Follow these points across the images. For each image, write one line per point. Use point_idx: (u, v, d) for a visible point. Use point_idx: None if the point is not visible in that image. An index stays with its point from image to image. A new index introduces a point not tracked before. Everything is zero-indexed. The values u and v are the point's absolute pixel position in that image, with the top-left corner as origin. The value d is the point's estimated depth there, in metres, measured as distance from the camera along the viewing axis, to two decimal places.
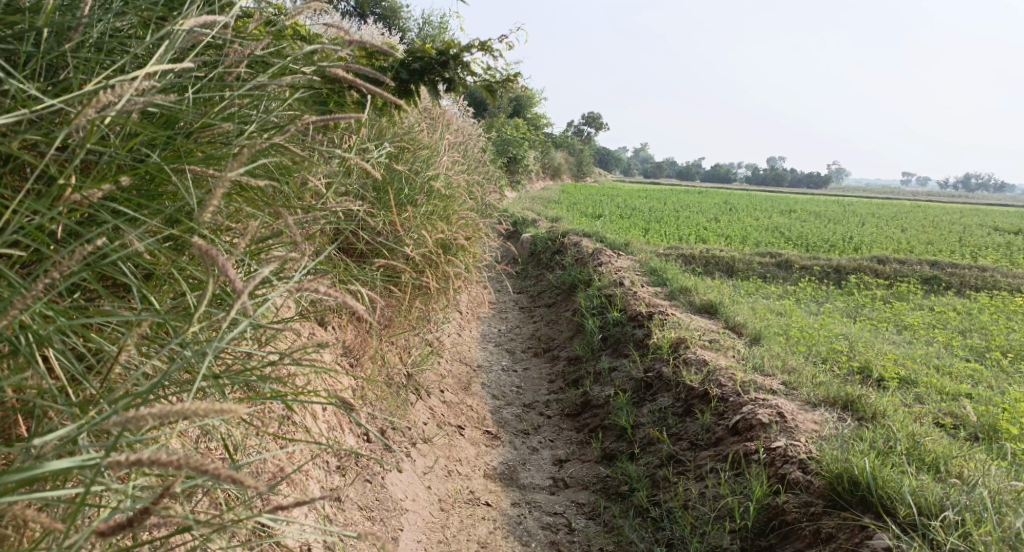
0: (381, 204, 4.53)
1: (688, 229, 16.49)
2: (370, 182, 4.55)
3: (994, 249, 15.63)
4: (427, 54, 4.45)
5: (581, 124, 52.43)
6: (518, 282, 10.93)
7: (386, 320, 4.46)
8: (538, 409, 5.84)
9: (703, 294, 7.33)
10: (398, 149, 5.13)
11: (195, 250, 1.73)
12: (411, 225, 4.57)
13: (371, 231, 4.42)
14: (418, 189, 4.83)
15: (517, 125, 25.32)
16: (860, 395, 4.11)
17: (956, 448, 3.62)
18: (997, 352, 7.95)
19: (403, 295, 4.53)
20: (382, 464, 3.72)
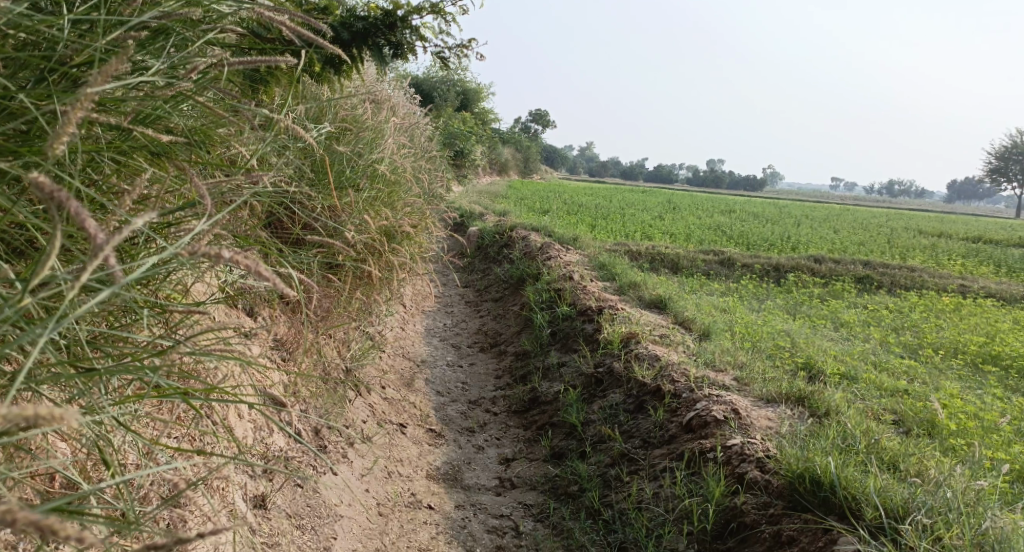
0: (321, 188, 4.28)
1: (633, 226, 16.53)
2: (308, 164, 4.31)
3: (922, 250, 16.09)
4: (372, 14, 4.29)
5: (527, 121, 52.45)
6: (464, 276, 10.74)
7: (323, 312, 4.22)
8: (483, 407, 5.66)
9: (651, 289, 7.26)
10: (341, 130, 4.91)
11: (34, 190, 1.42)
12: (352, 211, 4.34)
13: (309, 216, 4.17)
14: (361, 172, 4.62)
15: (464, 118, 25.07)
16: (812, 391, 4.05)
17: (909, 445, 3.59)
18: (928, 347, 8.11)
19: (343, 286, 4.30)
20: (316, 466, 3.49)
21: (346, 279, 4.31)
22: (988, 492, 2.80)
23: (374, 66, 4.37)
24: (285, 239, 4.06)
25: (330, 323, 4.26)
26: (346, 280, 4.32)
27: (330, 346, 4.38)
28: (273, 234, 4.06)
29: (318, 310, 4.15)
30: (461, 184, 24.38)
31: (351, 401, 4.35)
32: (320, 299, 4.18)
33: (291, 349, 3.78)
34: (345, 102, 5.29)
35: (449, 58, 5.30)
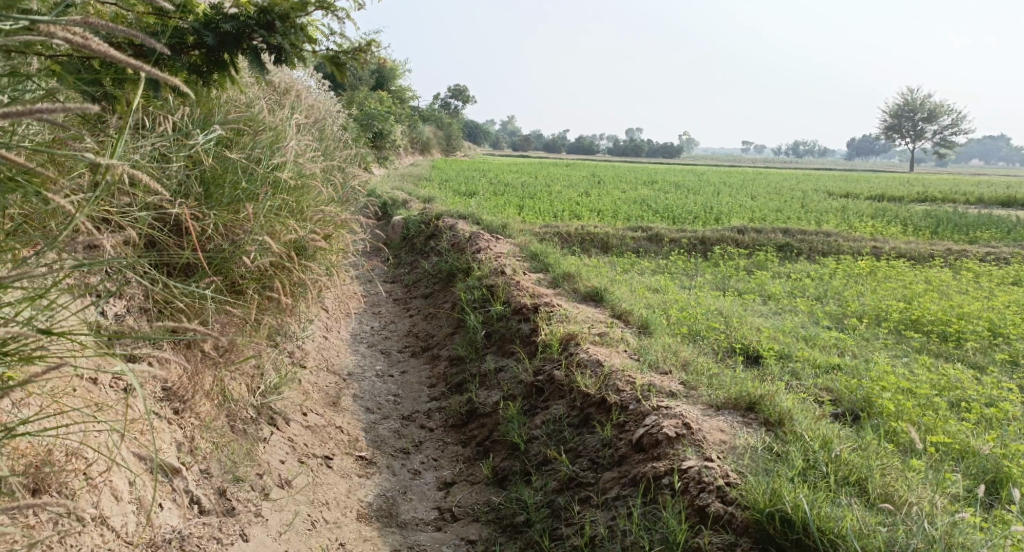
0: (216, 207, 3.90)
1: (560, 204, 16.30)
2: (198, 178, 3.92)
3: (836, 213, 16.35)
4: (245, 11, 3.45)
5: (446, 98, 51.65)
6: (390, 270, 10.34)
7: (226, 345, 3.84)
8: (418, 424, 5.38)
9: (586, 280, 7.02)
10: (235, 134, 4.45)
11: None
12: (255, 228, 3.94)
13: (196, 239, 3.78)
14: (260, 181, 4.18)
15: (381, 99, 24.32)
16: (762, 393, 3.88)
17: (867, 450, 3.46)
18: (854, 314, 8.08)
19: (247, 313, 3.93)
20: (222, 535, 3.16)
21: (251, 302, 3.94)
22: (966, 525, 2.78)
23: (252, 73, 3.57)
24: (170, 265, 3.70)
25: (237, 357, 3.88)
26: (251, 304, 3.95)
27: (239, 381, 3.99)
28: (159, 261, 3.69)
29: (221, 343, 3.78)
30: (382, 167, 23.69)
31: (266, 441, 4.00)
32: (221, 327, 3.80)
33: (183, 391, 3.40)
34: (239, 102, 4.81)
35: (343, 69, 4.67)
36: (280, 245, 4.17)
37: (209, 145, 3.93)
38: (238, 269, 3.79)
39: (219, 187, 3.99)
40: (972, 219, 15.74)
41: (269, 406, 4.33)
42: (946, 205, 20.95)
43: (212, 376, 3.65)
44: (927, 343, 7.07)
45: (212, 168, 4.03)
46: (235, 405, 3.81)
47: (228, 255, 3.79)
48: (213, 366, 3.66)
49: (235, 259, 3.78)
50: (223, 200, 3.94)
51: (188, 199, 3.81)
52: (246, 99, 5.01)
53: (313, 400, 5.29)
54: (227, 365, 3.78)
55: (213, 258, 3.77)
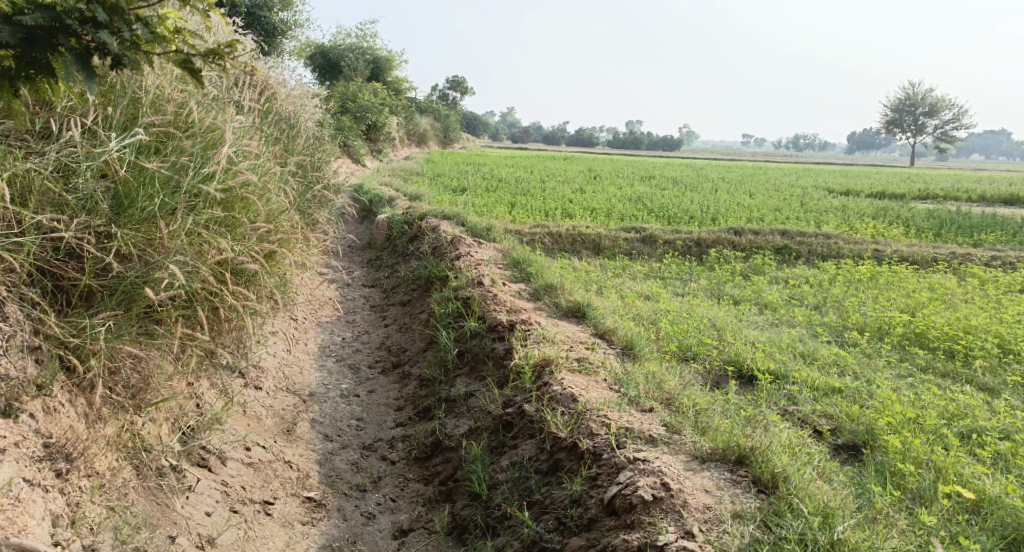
0: (129, 225, 3.73)
1: (552, 202, 15.81)
2: (108, 190, 3.77)
3: (836, 213, 15.84)
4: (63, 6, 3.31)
5: (443, 89, 51.11)
6: (371, 273, 9.86)
7: (139, 384, 3.70)
8: (378, 455, 4.96)
9: (569, 293, 6.56)
10: (160, 139, 4.24)
11: None
12: (173, 248, 3.78)
13: (98, 266, 3.61)
14: (184, 194, 4.03)
15: (375, 91, 23.75)
16: (755, 445, 3.44)
17: (866, 525, 3.06)
18: (855, 326, 7.61)
19: (166, 344, 3.78)
20: None
21: (170, 333, 3.81)
22: None
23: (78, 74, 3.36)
24: (68, 293, 3.59)
25: (151, 397, 3.72)
26: (169, 336, 3.79)
27: (153, 422, 3.79)
28: (54, 288, 3.55)
29: (131, 382, 3.66)
30: (376, 160, 23.16)
31: (192, 489, 3.79)
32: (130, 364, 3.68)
33: (69, 445, 3.27)
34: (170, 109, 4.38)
35: (199, 74, 3.67)
36: (206, 268, 3.99)
37: (126, 156, 3.80)
38: (148, 298, 3.63)
39: (134, 200, 3.81)
40: (976, 220, 15.20)
41: (202, 445, 4.06)
42: (950, 204, 20.40)
43: (118, 419, 3.56)
44: (933, 361, 6.58)
45: (126, 180, 3.85)
46: (149, 452, 3.66)
47: (136, 281, 3.64)
48: (122, 408, 3.60)
49: (145, 287, 3.63)
50: (135, 215, 3.77)
51: (94, 216, 3.66)
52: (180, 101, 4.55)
53: (263, 431, 4.85)
54: (138, 407, 3.67)
55: (118, 284, 3.62)
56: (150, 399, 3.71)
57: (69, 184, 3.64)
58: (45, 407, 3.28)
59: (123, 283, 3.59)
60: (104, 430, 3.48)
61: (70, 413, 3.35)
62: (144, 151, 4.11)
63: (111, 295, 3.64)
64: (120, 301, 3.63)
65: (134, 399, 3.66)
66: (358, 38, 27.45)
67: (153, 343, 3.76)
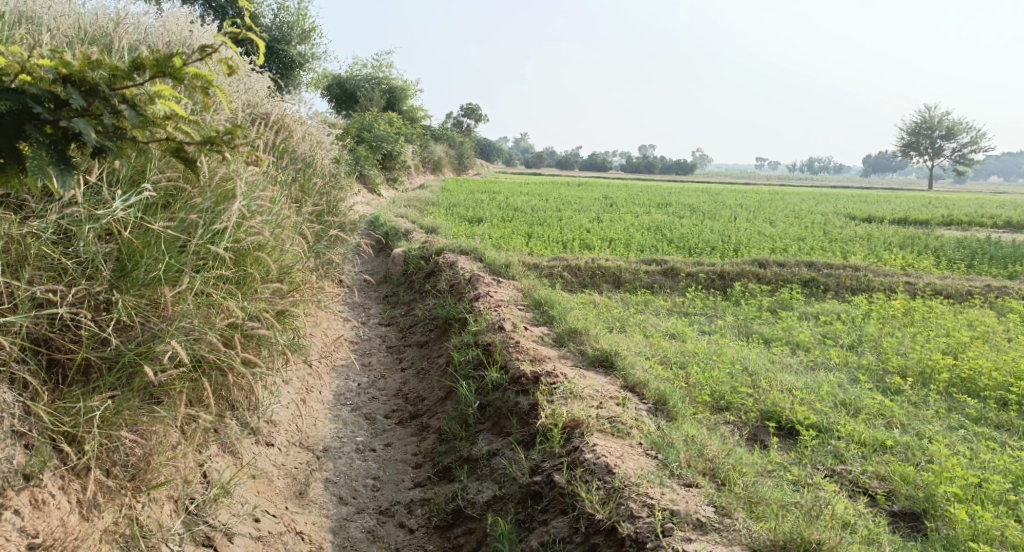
0: (131, 290, 3.55)
1: (570, 232, 15.45)
2: (111, 253, 3.59)
3: (861, 242, 15.37)
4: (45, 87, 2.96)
5: (458, 116, 51.09)
6: (386, 310, 9.54)
7: (138, 464, 3.48)
8: (396, 521, 4.61)
9: (595, 339, 6.22)
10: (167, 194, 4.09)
11: None
12: (178, 314, 3.61)
13: (96, 339, 3.41)
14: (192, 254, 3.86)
15: (390, 118, 23.57)
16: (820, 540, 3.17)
17: None
18: (897, 369, 7.17)
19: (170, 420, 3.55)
20: None
21: (173, 406, 3.61)
22: None
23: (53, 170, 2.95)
24: (64, 367, 3.38)
25: (151, 476, 3.50)
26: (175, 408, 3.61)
27: (154, 502, 3.55)
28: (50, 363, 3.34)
29: (130, 461, 3.45)
30: (391, 189, 22.96)
31: None
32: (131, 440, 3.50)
33: (56, 545, 2.99)
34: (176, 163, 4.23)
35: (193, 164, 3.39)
36: (215, 333, 3.80)
37: (131, 213, 3.62)
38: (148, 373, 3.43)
39: (137, 263, 3.62)
40: (1007, 250, 14.68)
41: (207, 524, 3.84)
42: (975, 231, 19.88)
43: (115, 504, 3.34)
44: (984, 411, 6.14)
45: (130, 241, 3.66)
46: (146, 539, 3.40)
47: (135, 355, 3.44)
48: (119, 491, 3.38)
49: (146, 360, 3.44)
50: (139, 279, 3.58)
51: (95, 282, 3.47)
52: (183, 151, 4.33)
53: (272, 495, 4.53)
54: (137, 489, 3.45)
55: (118, 358, 3.41)
56: (150, 481, 3.50)
57: (67, 255, 3.46)
58: (32, 500, 3.02)
59: (123, 358, 3.39)
60: (101, 519, 3.26)
61: (60, 504, 3.11)
62: (150, 209, 3.95)
63: (110, 370, 3.44)
64: (120, 376, 3.43)
65: (133, 480, 3.45)
66: (372, 67, 27.46)
67: (155, 417, 3.55)
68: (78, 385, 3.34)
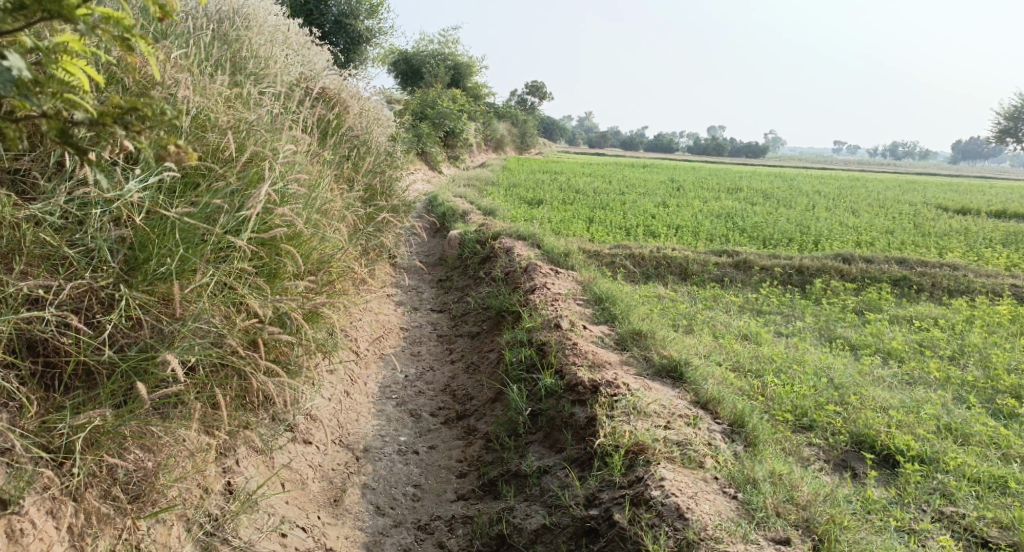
0: (142, 285, 3.27)
1: (635, 217, 14.76)
2: (123, 241, 3.32)
3: (956, 238, 14.25)
4: None
5: (524, 94, 50.39)
6: (439, 295, 9.08)
7: (141, 484, 3.17)
8: (435, 540, 4.16)
9: (662, 344, 5.63)
10: (192, 172, 3.80)
11: None
12: (191, 315, 3.31)
13: (97, 340, 3.14)
14: (211, 246, 3.55)
15: (454, 95, 23.09)
16: None
17: None
18: (1008, 388, 6.38)
19: (178, 436, 3.28)
20: None
21: (186, 415, 3.35)
22: None
23: None
24: (62, 371, 3.11)
25: (156, 499, 3.19)
26: (189, 414, 3.35)
27: (162, 522, 3.24)
28: (44, 365, 3.08)
29: (132, 481, 3.14)
30: (452, 166, 22.50)
31: None
32: (138, 452, 3.21)
33: None
34: (206, 144, 3.95)
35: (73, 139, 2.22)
36: (234, 336, 3.50)
37: (145, 202, 3.35)
38: (152, 382, 3.16)
39: (149, 255, 3.34)
40: None
41: (225, 541, 3.44)
42: None
43: (113, 530, 3.03)
44: None
45: (144, 227, 3.38)
46: None
47: (141, 361, 3.16)
48: (119, 514, 3.07)
49: (152, 366, 3.17)
50: (151, 272, 3.30)
51: (100, 276, 3.20)
52: (212, 136, 3.99)
53: (303, 503, 4.10)
54: (139, 511, 3.14)
55: (122, 363, 3.14)
56: (157, 501, 3.19)
57: (69, 248, 3.16)
58: (8, 530, 2.73)
59: (125, 365, 3.12)
60: (96, 546, 2.96)
61: (42, 534, 2.81)
62: (171, 191, 3.67)
63: (111, 372, 3.16)
64: (121, 384, 3.14)
65: (136, 501, 3.14)
66: (440, 43, 27.02)
67: (167, 429, 3.26)
68: (76, 393, 3.08)
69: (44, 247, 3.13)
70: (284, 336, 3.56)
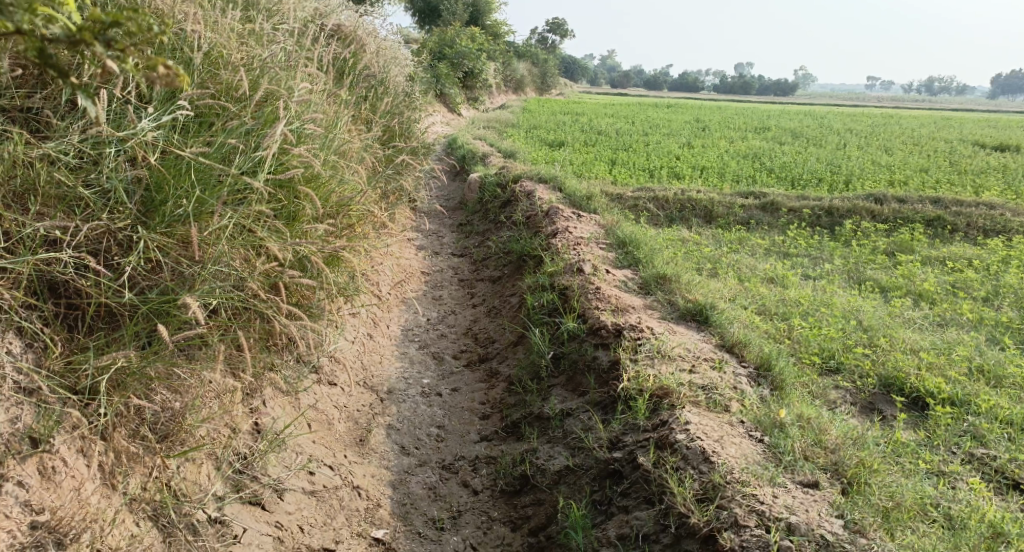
0: (161, 227, 3.23)
1: (660, 159, 14.51)
2: (139, 182, 3.27)
3: (992, 176, 13.87)
4: None
5: (545, 33, 49.34)
6: (461, 238, 9.02)
7: (169, 424, 3.18)
8: (460, 479, 4.17)
9: (687, 287, 5.55)
10: (208, 113, 3.73)
11: None
12: (212, 257, 3.27)
13: (116, 282, 3.11)
14: (229, 188, 3.49)
15: (474, 36, 22.63)
16: None
17: None
18: None
19: (202, 378, 3.27)
20: None
21: (210, 358, 3.34)
22: None
23: None
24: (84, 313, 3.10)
25: (185, 438, 3.20)
26: (213, 356, 3.34)
27: (191, 461, 3.25)
28: (66, 307, 3.07)
29: (159, 421, 3.15)
30: (473, 109, 22.19)
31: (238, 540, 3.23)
32: (165, 393, 3.21)
33: (67, 522, 2.72)
34: (221, 84, 3.87)
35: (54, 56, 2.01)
36: (255, 279, 3.46)
37: (160, 143, 3.29)
38: (175, 324, 3.14)
39: (166, 196, 3.29)
40: None
41: (254, 479, 3.48)
42: None
43: (143, 468, 3.05)
44: None
45: (160, 169, 3.33)
46: (179, 504, 3.09)
47: (162, 303, 3.14)
48: (148, 453, 3.08)
49: (174, 308, 3.15)
50: (169, 213, 3.26)
51: (117, 217, 3.16)
52: (226, 76, 3.90)
53: (330, 442, 4.12)
54: (167, 451, 3.15)
55: (143, 305, 3.12)
56: (185, 440, 3.20)
57: (86, 188, 3.12)
58: (40, 468, 2.76)
59: (147, 307, 3.10)
60: (127, 484, 2.98)
61: (74, 472, 2.84)
62: (187, 132, 3.60)
63: (132, 315, 3.14)
64: (145, 326, 3.12)
65: (164, 441, 3.15)
66: None
67: (192, 371, 3.25)
68: (99, 335, 3.06)
69: (60, 188, 3.09)
70: (305, 279, 3.53)
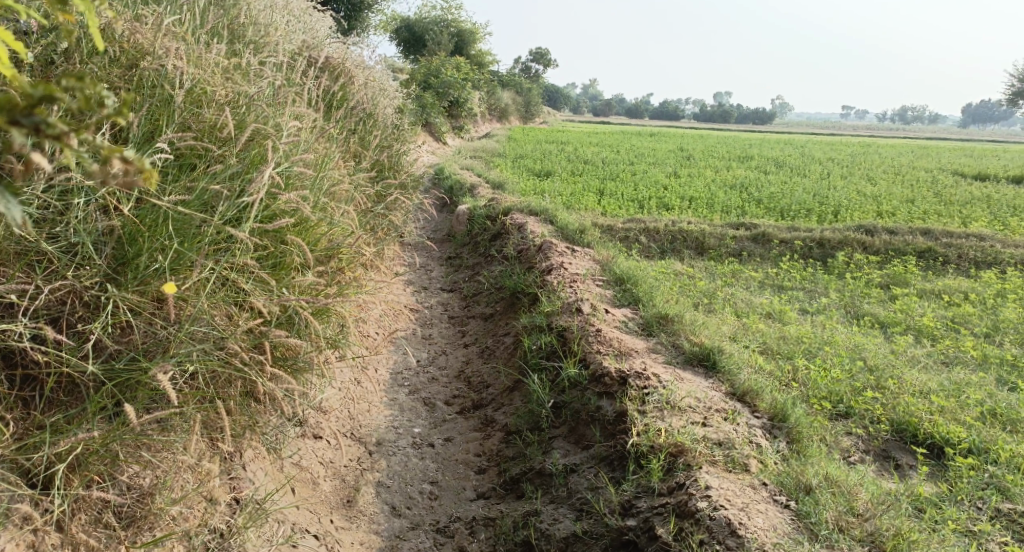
0: (133, 285, 2.97)
1: (647, 189, 14.38)
2: (110, 235, 3.01)
3: (978, 205, 13.84)
4: None
5: (528, 62, 49.57)
6: (449, 273, 8.76)
7: (135, 509, 2.89)
8: (455, 545, 3.87)
9: (690, 328, 5.32)
10: (187, 155, 3.48)
11: None
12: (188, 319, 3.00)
13: (80, 349, 2.84)
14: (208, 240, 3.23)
15: (458, 64, 22.54)
16: None
17: None
18: None
19: (174, 452, 2.99)
20: None
21: (185, 428, 3.06)
22: None
23: None
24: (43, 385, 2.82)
25: (153, 524, 2.91)
26: (188, 426, 3.05)
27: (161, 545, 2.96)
28: (23, 377, 2.79)
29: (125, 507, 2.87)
30: (457, 138, 22.04)
31: None
32: (134, 468, 2.93)
33: None
34: (202, 123, 3.62)
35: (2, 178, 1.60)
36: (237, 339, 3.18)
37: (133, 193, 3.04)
38: (144, 396, 2.86)
39: (139, 251, 3.03)
40: None
41: None
42: None
43: None
44: None
45: (133, 220, 3.07)
46: None
47: (131, 372, 2.86)
48: (111, 543, 2.80)
49: (144, 378, 2.87)
50: (141, 270, 2.99)
51: (83, 277, 2.90)
52: (208, 113, 3.66)
53: (315, 506, 3.82)
54: (133, 538, 2.87)
55: (111, 375, 2.85)
56: (154, 524, 2.92)
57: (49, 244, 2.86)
58: None
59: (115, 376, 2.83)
60: None
61: None
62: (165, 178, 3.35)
63: (98, 384, 2.87)
64: (112, 397, 2.85)
65: (131, 527, 2.87)
66: (443, 10, 26.39)
67: (164, 445, 2.97)
68: (59, 410, 2.79)
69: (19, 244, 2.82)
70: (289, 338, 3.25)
